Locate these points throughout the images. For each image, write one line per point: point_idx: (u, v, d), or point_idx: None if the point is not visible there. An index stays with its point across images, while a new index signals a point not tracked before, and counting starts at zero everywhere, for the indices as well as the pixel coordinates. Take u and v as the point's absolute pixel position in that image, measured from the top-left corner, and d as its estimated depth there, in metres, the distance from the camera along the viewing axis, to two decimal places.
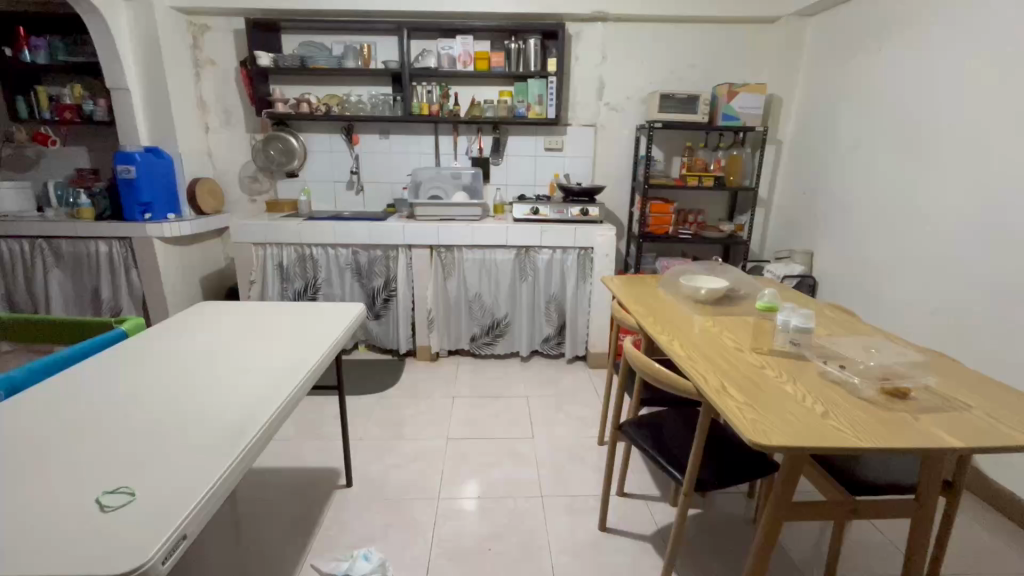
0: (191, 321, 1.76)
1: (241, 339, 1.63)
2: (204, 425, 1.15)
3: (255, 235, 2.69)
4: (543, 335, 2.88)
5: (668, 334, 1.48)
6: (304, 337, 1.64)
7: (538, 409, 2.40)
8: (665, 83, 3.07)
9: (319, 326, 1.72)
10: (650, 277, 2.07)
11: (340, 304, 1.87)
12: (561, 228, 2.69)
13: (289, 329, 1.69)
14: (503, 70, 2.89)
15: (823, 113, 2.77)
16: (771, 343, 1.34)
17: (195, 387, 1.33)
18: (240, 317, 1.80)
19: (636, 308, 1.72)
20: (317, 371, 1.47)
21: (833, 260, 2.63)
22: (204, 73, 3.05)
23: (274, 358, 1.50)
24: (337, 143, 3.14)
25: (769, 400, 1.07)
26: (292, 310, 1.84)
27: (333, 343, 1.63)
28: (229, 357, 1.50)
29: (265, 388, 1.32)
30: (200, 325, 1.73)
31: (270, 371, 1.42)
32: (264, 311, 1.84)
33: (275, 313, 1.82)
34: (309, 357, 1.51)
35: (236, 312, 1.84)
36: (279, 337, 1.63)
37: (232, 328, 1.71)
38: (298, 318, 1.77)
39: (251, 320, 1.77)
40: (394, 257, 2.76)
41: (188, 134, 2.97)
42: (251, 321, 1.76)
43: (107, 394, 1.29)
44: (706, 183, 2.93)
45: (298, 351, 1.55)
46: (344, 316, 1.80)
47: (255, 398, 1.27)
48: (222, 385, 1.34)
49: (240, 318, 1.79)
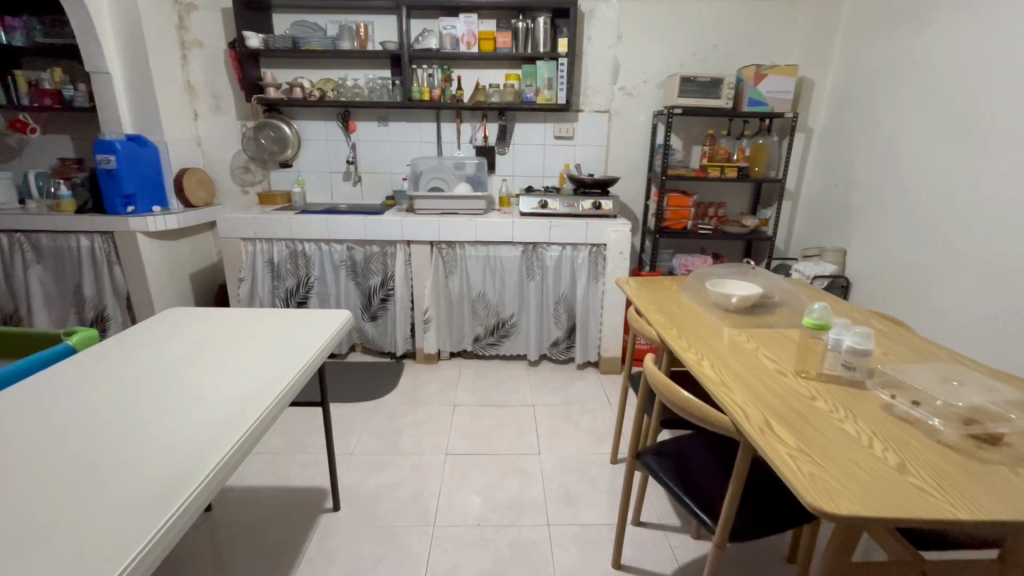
0: (155, 332, 1.54)
1: (206, 353, 1.39)
2: (141, 466, 0.91)
3: (243, 230, 2.52)
4: (551, 337, 2.69)
5: (695, 350, 1.29)
6: (284, 344, 1.44)
7: (545, 419, 2.22)
8: (685, 66, 2.83)
9: (297, 337, 1.50)
10: (670, 279, 1.87)
11: (323, 311, 1.66)
12: (572, 222, 2.48)
13: (263, 341, 1.46)
14: (509, 52, 2.68)
15: (860, 97, 2.52)
16: (820, 367, 1.14)
17: (141, 414, 1.09)
18: (210, 327, 1.57)
19: (656, 317, 1.53)
20: (292, 391, 1.22)
21: (869, 259, 2.40)
22: (191, 56, 2.86)
23: (241, 376, 1.25)
24: (333, 130, 2.95)
25: (835, 449, 0.86)
26: (270, 319, 1.63)
27: (318, 351, 1.43)
28: (189, 375, 1.26)
29: (225, 415, 1.08)
30: (164, 337, 1.50)
31: (234, 392, 1.17)
32: (239, 319, 1.63)
33: (251, 321, 1.61)
34: (283, 374, 1.27)
35: (208, 321, 1.63)
36: (251, 351, 1.40)
37: (200, 340, 1.48)
38: (275, 327, 1.57)
39: (221, 331, 1.55)
40: (392, 253, 2.58)
41: (175, 121, 2.79)
42: (222, 331, 1.54)
43: (37, 420, 1.06)
44: (728, 174, 2.72)
45: (270, 366, 1.31)
46: (326, 326, 1.58)
47: (209, 428, 1.03)
48: (172, 411, 1.09)
49: (210, 329, 1.57)
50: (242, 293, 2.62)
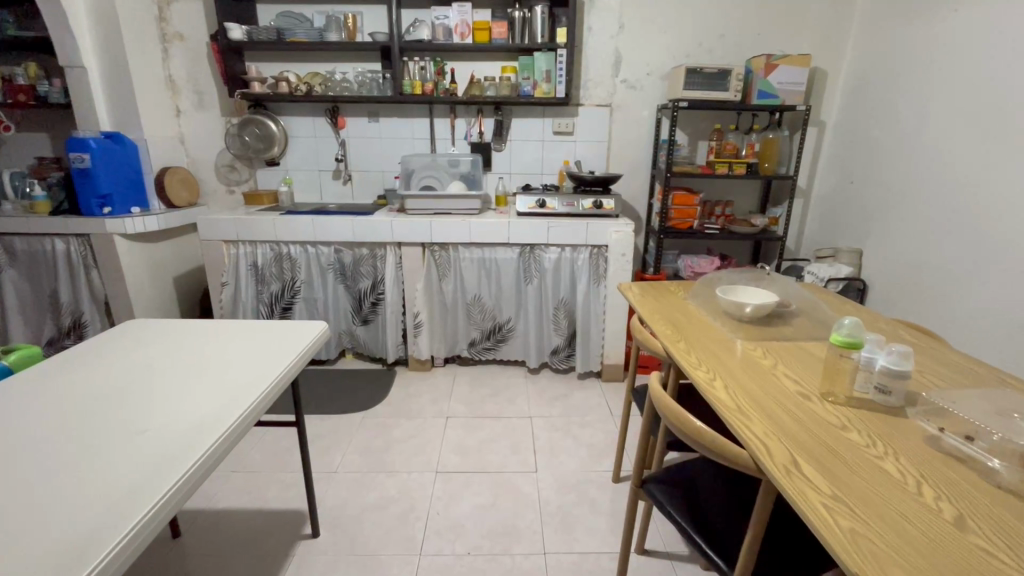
0: (110, 345, 1.38)
1: (159, 373, 1.23)
2: (59, 519, 0.76)
3: (225, 232, 2.39)
4: (551, 344, 2.55)
5: (705, 366, 1.16)
6: (254, 359, 1.31)
7: (542, 433, 2.09)
8: (691, 57, 2.69)
9: (266, 353, 1.35)
10: (675, 284, 1.73)
11: (298, 321, 1.53)
12: (571, 222, 2.35)
13: (227, 359, 1.31)
14: (505, 42, 2.54)
15: (877, 88, 2.37)
16: (849, 389, 1.00)
17: (64, 452, 0.92)
18: (172, 340, 1.42)
19: (661, 326, 1.40)
20: (248, 420, 1.06)
21: (888, 261, 2.26)
22: (172, 50, 2.72)
23: (191, 403, 1.08)
24: (321, 126, 2.82)
25: (880, 498, 0.73)
26: (239, 331, 1.49)
27: (290, 366, 1.30)
28: (132, 402, 1.09)
29: (160, 454, 0.91)
30: (119, 352, 1.34)
31: (178, 424, 1.01)
32: (205, 331, 1.48)
33: (218, 333, 1.46)
34: (240, 400, 1.10)
35: (171, 332, 1.47)
36: (209, 371, 1.24)
37: (156, 356, 1.32)
38: (244, 340, 1.42)
39: (181, 345, 1.39)
40: (382, 255, 2.45)
41: (156, 118, 2.67)
42: (184, 345, 1.39)
43: None
44: (736, 171, 2.58)
45: (227, 390, 1.15)
46: (300, 341, 1.44)
47: (140, 472, 0.86)
48: (101, 448, 0.93)
49: (171, 342, 1.41)
50: (225, 299, 2.49)
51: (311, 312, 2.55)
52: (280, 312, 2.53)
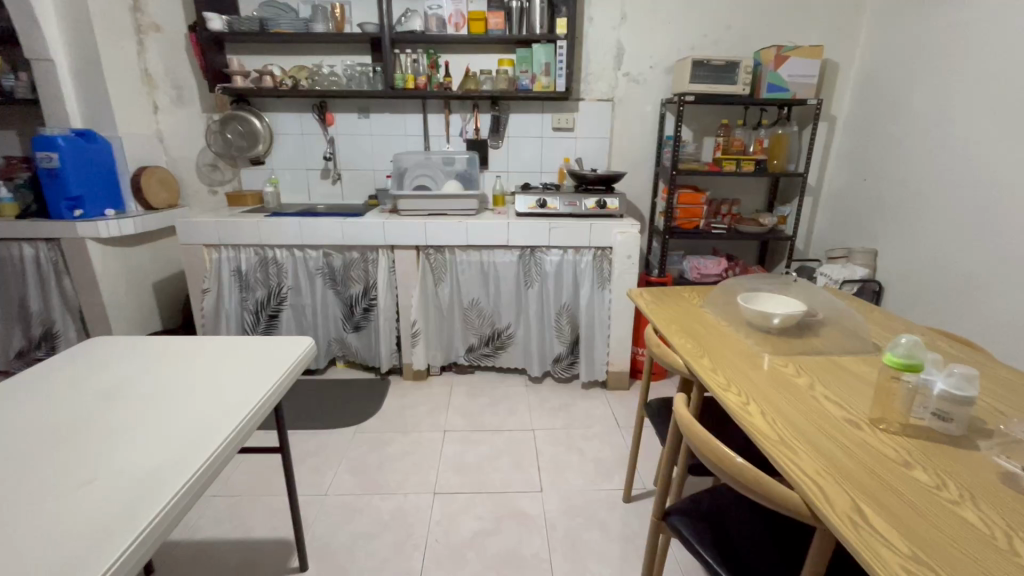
0: (65, 369, 1.21)
1: (115, 405, 1.05)
2: None
3: (206, 235, 2.24)
4: (552, 350, 2.44)
5: (735, 387, 1.04)
6: (234, 380, 1.16)
7: (546, 447, 1.97)
8: (697, 49, 2.57)
9: (241, 379, 1.17)
10: (688, 290, 1.62)
11: (281, 338, 1.37)
12: (574, 223, 2.22)
13: (201, 382, 1.15)
14: (502, 33, 2.41)
15: (892, 81, 2.26)
16: (901, 415, 0.89)
17: None
18: (137, 363, 1.25)
19: (679, 339, 1.28)
20: (221, 459, 0.90)
21: (904, 262, 2.16)
22: (148, 41, 2.55)
23: (146, 444, 0.91)
24: (308, 123, 2.67)
25: (972, 558, 0.61)
26: (215, 350, 1.32)
27: (274, 387, 1.16)
28: (76, 443, 0.92)
29: (116, 503, 0.76)
30: (74, 378, 1.17)
31: (124, 475, 0.82)
32: (176, 350, 1.32)
33: (191, 354, 1.30)
34: (216, 430, 0.96)
35: (136, 353, 1.30)
36: (173, 402, 1.06)
37: (115, 383, 1.15)
38: (217, 362, 1.25)
39: (145, 369, 1.22)
40: (374, 259, 2.32)
41: (131, 114, 2.51)
42: (150, 368, 1.22)
43: None
44: (744, 168, 2.47)
45: (194, 423, 0.98)
46: (282, 362, 1.27)
47: (83, 535, 0.70)
48: (32, 508, 0.75)
49: (135, 364, 1.24)
50: (207, 306, 2.33)
51: (299, 319, 2.41)
52: (266, 320, 2.38)
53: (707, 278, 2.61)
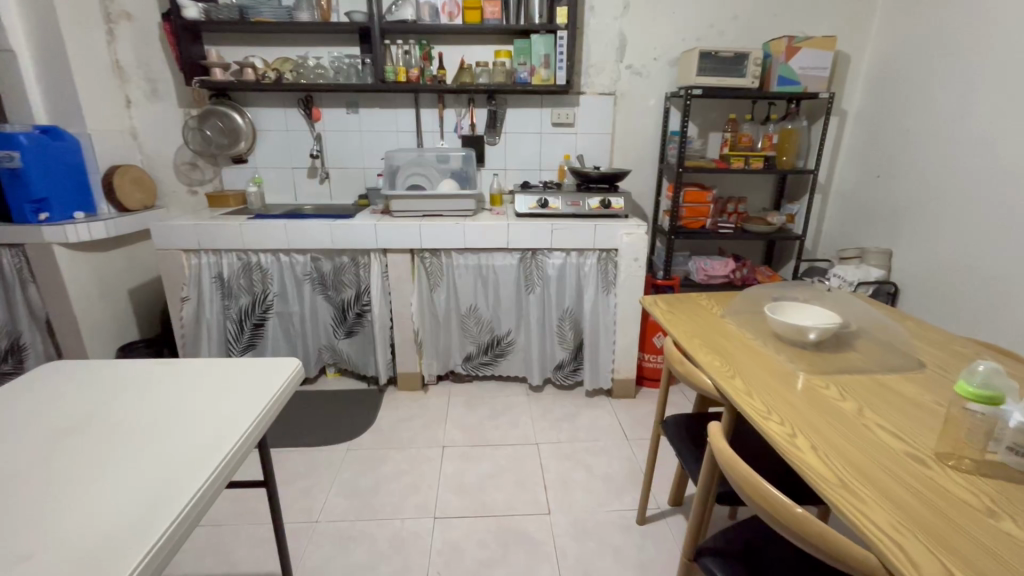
0: (12, 402, 1.05)
1: (63, 454, 0.90)
2: None
3: (184, 240, 2.08)
4: (555, 357, 2.33)
5: (777, 414, 0.93)
6: (209, 414, 1.02)
7: (552, 463, 1.86)
8: (702, 40, 2.45)
9: (215, 415, 1.01)
10: (706, 298, 1.51)
11: (266, 360, 1.21)
12: (577, 224, 2.11)
13: (171, 417, 1.01)
14: (498, 23, 2.27)
15: (908, 73, 2.17)
16: (972, 450, 0.79)
17: None
18: (98, 393, 1.09)
19: (706, 356, 1.17)
20: (183, 527, 0.76)
21: (922, 263, 2.07)
22: (118, 31, 2.38)
23: (92, 509, 0.76)
24: (294, 119, 2.52)
25: None
26: (189, 374, 1.17)
27: (254, 422, 1.01)
28: (6, 512, 0.77)
29: None
30: (21, 414, 1.02)
31: (56, 563, 0.67)
32: (145, 376, 1.16)
33: (160, 380, 1.14)
34: (181, 487, 0.81)
35: (98, 380, 1.14)
36: (131, 451, 0.90)
37: (68, 422, 0.99)
38: (190, 392, 1.09)
39: (105, 402, 1.06)
40: (366, 263, 2.18)
41: (102, 109, 2.34)
42: (111, 399, 1.07)
43: None
44: (753, 165, 2.36)
45: (156, 477, 0.83)
46: (264, 388, 1.12)
47: None
48: None
49: (95, 395, 1.08)
50: (187, 316, 2.17)
51: (286, 327, 2.26)
52: (251, 329, 2.23)
53: (714, 279, 2.52)
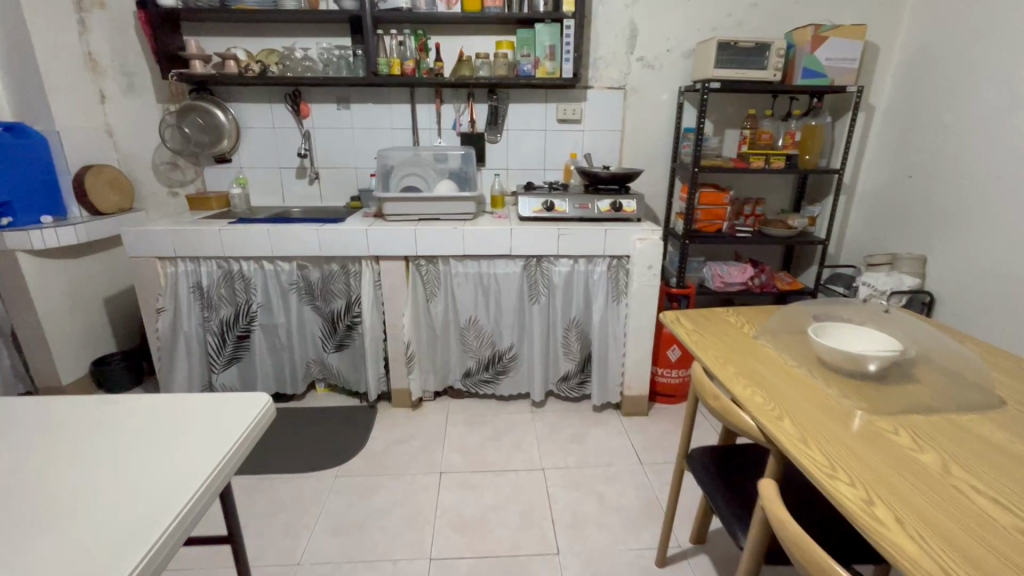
0: None
1: None
2: None
3: (159, 247, 1.91)
4: (561, 370, 2.16)
5: (844, 472, 0.76)
6: (154, 473, 0.82)
7: (559, 492, 1.70)
8: (719, 30, 2.28)
9: (153, 481, 0.81)
10: (735, 314, 1.35)
11: (235, 396, 1.02)
12: (586, 228, 1.94)
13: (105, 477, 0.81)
14: (500, 11, 2.10)
15: (944, 65, 2.00)
16: None
17: None
18: (27, 439, 0.90)
19: (745, 390, 1.00)
20: None
21: (959, 271, 1.91)
22: (90, 20, 2.20)
23: None
24: (280, 115, 2.35)
25: None
26: (139, 415, 0.97)
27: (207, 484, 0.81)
28: None
29: None
30: None
31: None
32: (80, 417, 0.96)
33: (103, 423, 0.94)
34: None
35: (23, 422, 0.95)
36: (35, 537, 0.70)
37: None
38: (128, 444, 0.89)
39: (21, 460, 0.86)
40: (357, 271, 2.01)
41: (73, 106, 2.18)
42: (39, 451, 0.87)
43: None
44: (774, 165, 2.20)
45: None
46: (228, 433, 0.92)
47: None
48: None
49: (20, 444, 0.89)
50: (162, 329, 1.98)
51: (271, 341, 2.09)
52: (233, 343, 2.05)
53: (731, 286, 2.36)
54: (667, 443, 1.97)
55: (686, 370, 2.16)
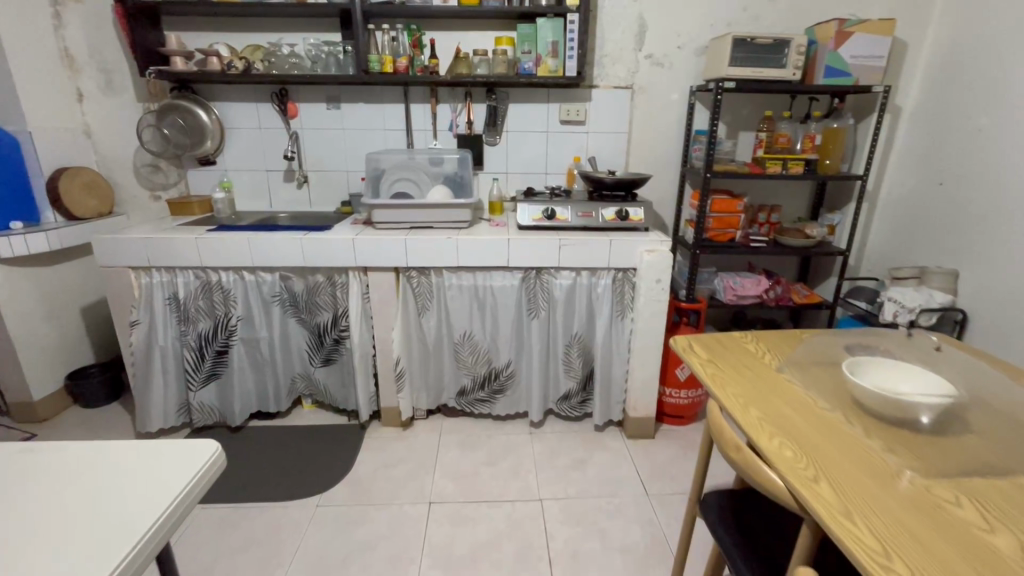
0: None
1: None
2: None
3: (132, 256, 1.79)
4: (562, 389, 2.02)
5: (903, 562, 0.62)
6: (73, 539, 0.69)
7: (557, 528, 1.57)
8: (734, 25, 2.13)
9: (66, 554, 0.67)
10: (754, 342, 1.21)
11: (184, 444, 0.87)
12: (589, 239, 1.80)
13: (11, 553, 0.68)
14: (499, 4, 1.96)
15: (979, 63, 1.84)
16: None
17: None
18: None
19: (771, 442, 0.85)
20: None
21: (994, 289, 1.76)
22: (66, 13, 2.08)
23: None
24: (267, 115, 2.22)
25: None
26: (63, 472, 0.82)
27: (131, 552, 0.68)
28: None
29: None
30: None
31: None
32: None
33: (17, 485, 0.79)
34: None
35: None
36: None
37: None
38: (41, 511, 0.74)
39: None
40: (343, 282, 1.88)
41: (47, 105, 2.06)
42: None
43: None
44: (792, 170, 2.05)
45: None
46: (170, 485, 0.79)
47: None
48: None
49: None
50: (136, 343, 1.86)
51: (253, 356, 1.96)
52: (212, 358, 1.92)
53: (744, 299, 2.21)
54: (675, 471, 1.83)
55: (695, 390, 2.02)
